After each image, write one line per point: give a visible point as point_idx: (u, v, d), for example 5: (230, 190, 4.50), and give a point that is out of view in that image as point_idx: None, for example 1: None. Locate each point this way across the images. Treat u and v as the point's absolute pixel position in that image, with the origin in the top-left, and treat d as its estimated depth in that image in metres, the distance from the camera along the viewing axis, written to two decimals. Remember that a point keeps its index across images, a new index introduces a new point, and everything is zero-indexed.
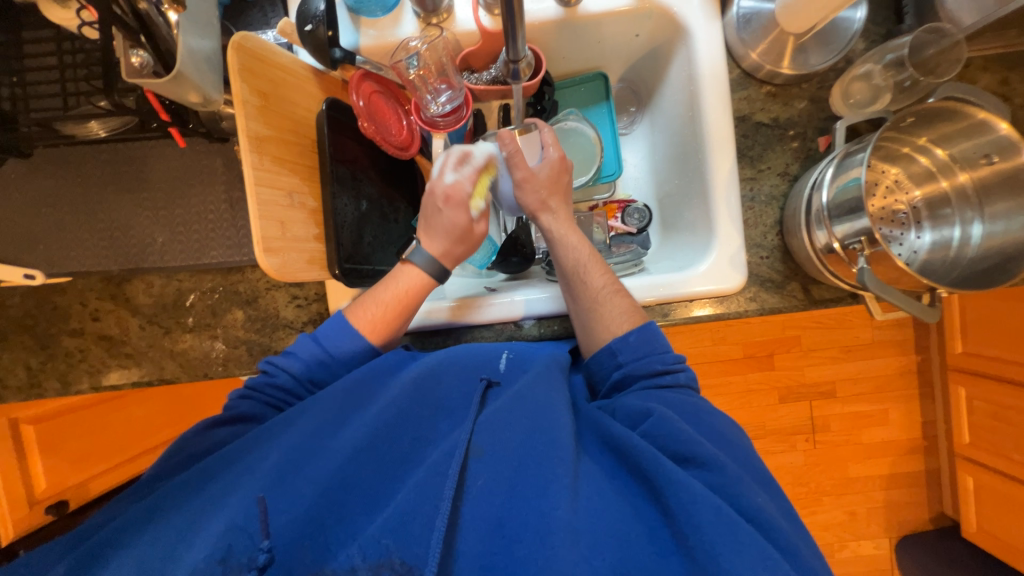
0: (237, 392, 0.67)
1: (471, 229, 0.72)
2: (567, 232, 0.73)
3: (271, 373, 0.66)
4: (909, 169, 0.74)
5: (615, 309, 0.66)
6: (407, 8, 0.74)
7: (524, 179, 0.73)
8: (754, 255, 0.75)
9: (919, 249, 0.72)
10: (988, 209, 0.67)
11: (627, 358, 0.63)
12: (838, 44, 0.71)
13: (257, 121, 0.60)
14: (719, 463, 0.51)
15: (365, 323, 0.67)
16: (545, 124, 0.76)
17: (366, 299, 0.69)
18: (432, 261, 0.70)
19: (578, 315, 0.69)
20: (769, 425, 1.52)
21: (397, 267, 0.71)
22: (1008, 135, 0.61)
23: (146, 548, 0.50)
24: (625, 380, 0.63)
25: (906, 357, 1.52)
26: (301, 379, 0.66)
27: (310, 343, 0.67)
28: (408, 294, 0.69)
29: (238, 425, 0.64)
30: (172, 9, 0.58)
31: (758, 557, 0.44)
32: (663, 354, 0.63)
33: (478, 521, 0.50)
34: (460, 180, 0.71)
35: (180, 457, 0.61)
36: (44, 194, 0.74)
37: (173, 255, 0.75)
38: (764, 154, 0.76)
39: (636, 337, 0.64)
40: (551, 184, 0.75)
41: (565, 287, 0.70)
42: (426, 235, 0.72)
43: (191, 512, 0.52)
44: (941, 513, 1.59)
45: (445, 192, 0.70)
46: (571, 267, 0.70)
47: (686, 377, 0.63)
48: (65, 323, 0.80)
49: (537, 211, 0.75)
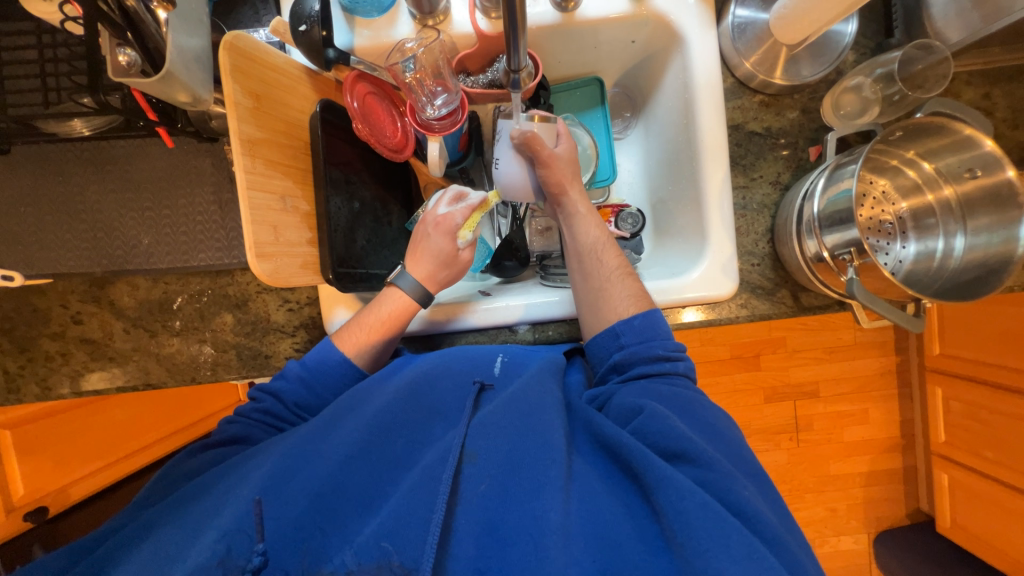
0: (226, 417, 0.68)
1: (457, 256, 0.73)
2: (585, 212, 0.73)
3: (260, 398, 0.67)
4: (896, 180, 0.76)
5: (624, 291, 0.67)
6: (403, 9, 0.73)
7: (552, 158, 0.72)
8: (746, 263, 0.77)
9: (904, 258, 0.74)
10: (971, 222, 0.68)
11: (629, 340, 0.64)
12: (829, 56, 0.72)
13: (249, 123, 0.58)
14: (709, 458, 0.52)
15: (349, 347, 0.68)
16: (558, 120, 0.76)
17: (351, 323, 0.69)
18: (417, 287, 0.70)
19: (586, 297, 0.69)
20: (754, 424, 1.55)
21: (384, 290, 0.71)
22: (992, 152, 0.62)
23: (142, 559, 0.50)
24: (625, 362, 0.64)
25: (886, 358, 1.57)
26: (289, 406, 0.66)
27: (297, 365, 0.67)
28: (390, 318, 0.69)
29: (229, 447, 0.64)
30: (161, 7, 0.56)
31: (745, 552, 0.44)
32: (664, 340, 0.64)
33: (471, 523, 0.50)
34: (452, 210, 0.72)
35: (175, 476, 0.62)
36: (23, 192, 0.71)
37: (159, 256, 0.74)
38: (756, 163, 0.77)
39: (640, 322, 0.64)
40: (572, 168, 0.74)
41: (577, 266, 0.71)
42: (413, 259, 0.72)
43: (189, 523, 0.51)
44: (918, 509, 1.64)
45: (436, 220, 0.72)
46: (588, 247, 0.71)
47: (685, 367, 0.64)
48: (45, 325, 0.78)
49: (557, 189, 0.74)
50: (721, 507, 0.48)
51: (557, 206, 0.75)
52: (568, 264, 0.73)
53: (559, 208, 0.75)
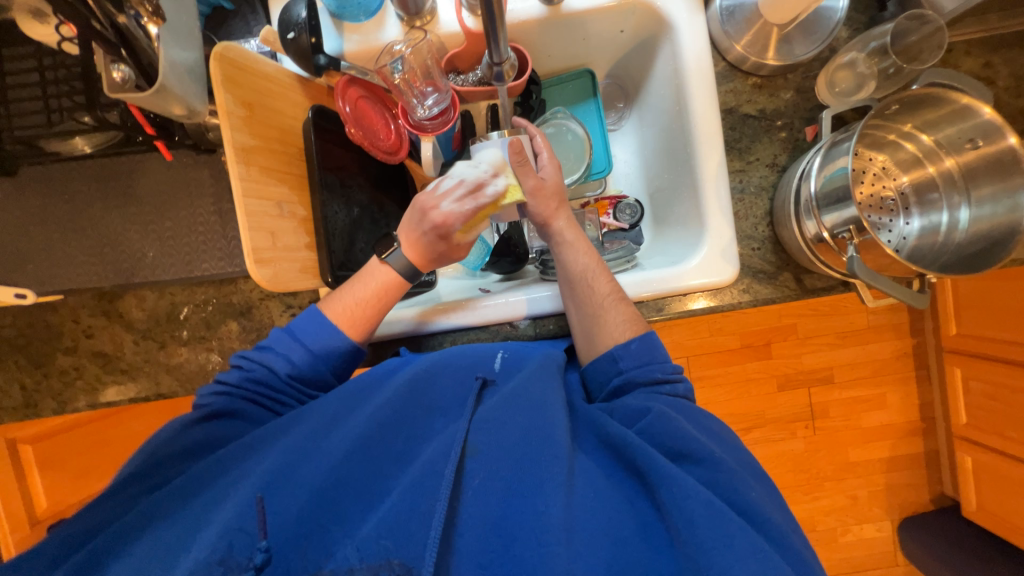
0: (209, 388, 0.65)
1: (452, 252, 0.72)
2: (574, 239, 0.72)
3: (248, 367, 0.66)
4: (896, 155, 0.75)
5: (619, 316, 0.66)
6: (390, 12, 0.74)
7: (536, 188, 0.71)
8: (746, 248, 0.76)
9: (908, 235, 0.73)
10: (974, 193, 0.67)
11: (628, 365, 0.63)
12: (821, 33, 0.71)
13: (243, 132, 0.59)
14: (715, 461, 0.51)
15: (344, 320, 0.68)
16: (535, 129, 0.75)
17: (343, 295, 0.69)
18: (407, 262, 0.70)
19: (581, 323, 0.68)
20: (767, 414, 1.52)
21: (372, 262, 0.71)
22: (993, 120, 0.61)
23: (144, 553, 0.50)
24: (624, 387, 0.63)
25: (902, 340, 1.53)
26: (283, 375, 0.66)
27: (289, 338, 0.67)
28: (384, 292, 0.70)
29: (219, 421, 0.63)
30: (152, 23, 0.58)
31: (751, 552, 0.44)
32: (663, 363, 0.63)
33: (473, 518, 0.50)
34: (454, 211, 0.68)
35: (166, 452, 0.60)
36: (33, 212, 0.73)
37: (165, 268, 0.75)
38: (752, 146, 0.76)
39: (638, 346, 0.63)
40: (558, 193, 0.73)
41: (570, 294, 0.70)
42: (405, 234, 0.70)
43: (187, 519, 0.52)
44: (942, 494, 1.60)
45: (433, 215, 0.68)
46: (579, 274, 0.69)
47: (685, 390, 0.63)
48: (58, 341, 0.79)
49: (547, 219, 0.73)
50: (726, 507, 0.48)
51: (547, 235, 0.74)
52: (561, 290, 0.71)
53: (548, 236, 0.74)
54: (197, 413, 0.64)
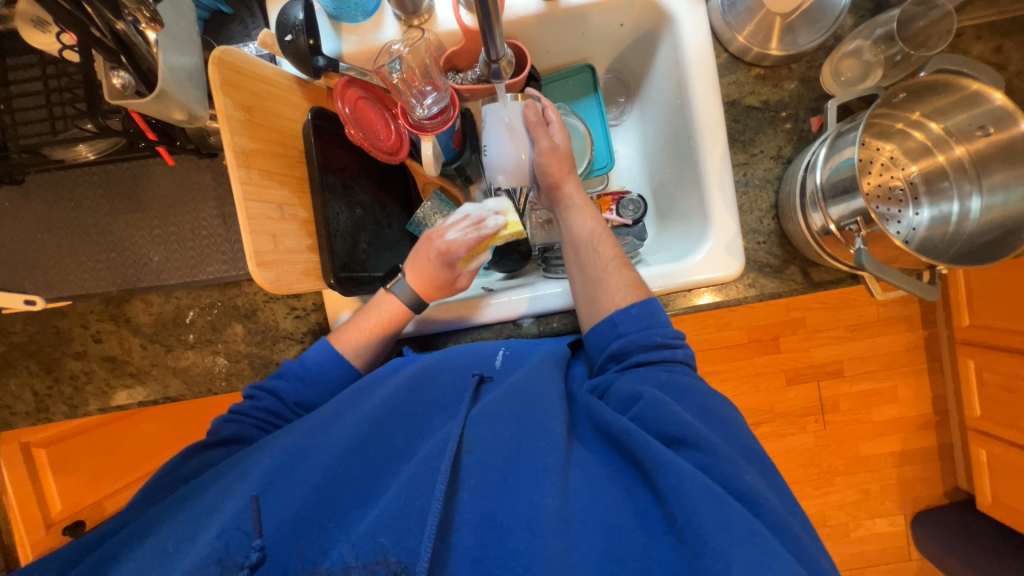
0: (221, 416, 0.67)
1: (454, 284, 0.73)
2: (583, 206, 0.74)
3: (257, 396, 0.67)
4: (904, 144, 0.73)
5: (622, 281, 0.66)
6: (387, 12, 0.74)
7: (550, 149, 0.73)
8: (751, 241, 0.75)
9: (917, 225, 0.72)
10: (986, 180, 0.66)
11: (627, 329, 0.62)
12: (825, 22, 0.70)
13: (242, 135, 0.59)
14: (710, 443, 0.51)
15: (350, 351, 0.70)
16: (550, 103, 0.76)
17: (350, 326, 0.71)
18: (411, 294, 0.71)
19: (583, 289, 0.68)
20: (777, 408, 1.51)
21: (380, 293, 0.72)
22: (1004, 106, 0.59)
23: (147, 552, 0.51)
24: (623, 351, 0.62)
25: (914, 332, 1.51)
26: (290, 403, 0.67)
27: (297, 367, 0.68)
28: (389, 322, 0.71)
29: (227, 447, 0.65)
30: (151, 28, 0.57)
31: (745, 532, 0.43)
32: (664, 328, 0.62)
33: (469, 512, 0.49)
34: (460, 239, 0.70)
35: (179, 474, 0.62)
36: (40, 219, 0.74)
37: (170, 272, 0.76)
38: (756, 138, 0.75)
39: (639, 310, 0.63)
40: (570, 160, 0.75)
41: (574, 258, 0.70)
42: (410, 266, 0.72)
43: (188, 520, 0.52)
44: (956, 487, 1.57)
45: (439, 243, 0.70)
46: (585, 237, 0.71)
47: (685, 355, 0.62)
48: (68, 346, 0.81)
49: (557, 183, 0.75)
50: (724, 493, 0.47)
51: (557, 200, 0.75)
52: (564, 254, 0.72)
53: (557, 202, 0.76)
54: (208, 440, 0.65)
